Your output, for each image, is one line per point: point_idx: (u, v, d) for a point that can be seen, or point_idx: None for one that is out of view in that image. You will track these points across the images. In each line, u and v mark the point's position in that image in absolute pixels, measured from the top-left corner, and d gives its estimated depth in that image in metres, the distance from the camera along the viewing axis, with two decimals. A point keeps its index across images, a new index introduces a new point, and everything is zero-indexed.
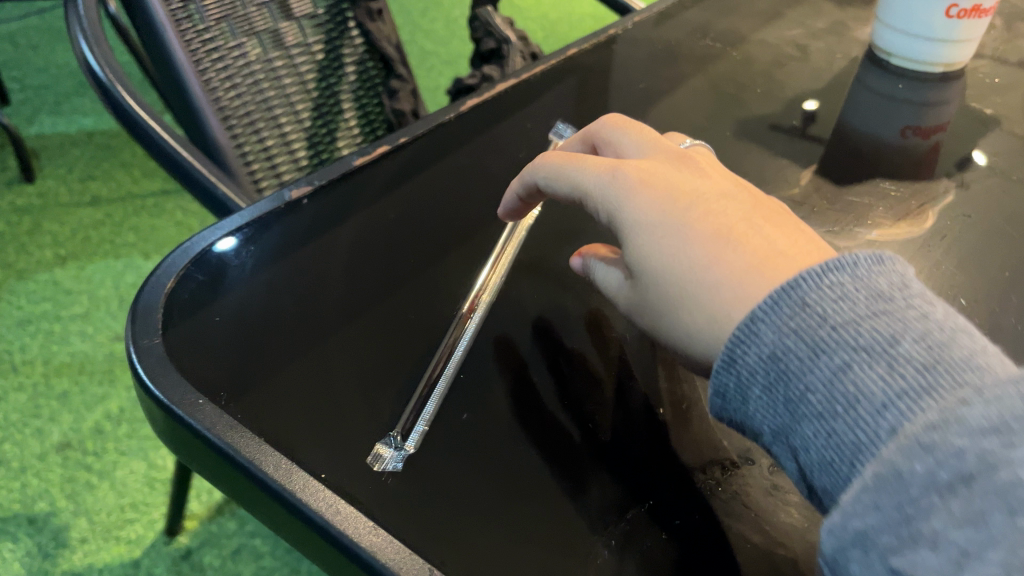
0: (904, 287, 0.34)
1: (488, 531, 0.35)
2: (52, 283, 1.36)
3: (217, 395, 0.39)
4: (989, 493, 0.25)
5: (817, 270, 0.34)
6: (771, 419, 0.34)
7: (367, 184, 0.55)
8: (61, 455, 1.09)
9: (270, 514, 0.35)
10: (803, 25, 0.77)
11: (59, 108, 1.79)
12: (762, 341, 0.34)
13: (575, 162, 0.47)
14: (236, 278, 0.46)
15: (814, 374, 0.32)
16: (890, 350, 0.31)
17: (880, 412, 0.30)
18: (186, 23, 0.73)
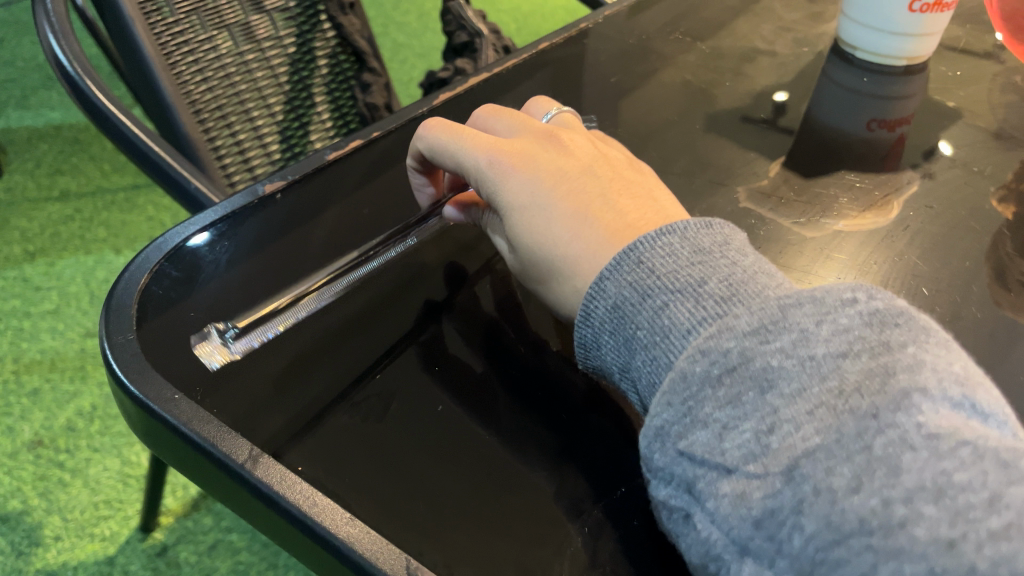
0: (723, 245, 0.41)
1: (461, 522, 0.35)
2: (21, 280, 1.35)
3: (193, 390, 0.39)
4: (746, 379, 0.32)
5: (653, 234, 0.41)
6: (617, 358, 0.40)
7: (340, 179, 0.55)
8: (33, 453, 1.08)
9: (250, 508, 0.36)
10: (771, 19, 0.78)
11: (25, 102, 1.77)
12: (606, 294, 0.40)
13: (455, 138, 0.49)
14: (211, 274, 0.46)
15: (641, 315, 0.38)
16: (698, 289, 0.38)
17: (684, 335, 0.36)
18: (154, 15, 0.72)
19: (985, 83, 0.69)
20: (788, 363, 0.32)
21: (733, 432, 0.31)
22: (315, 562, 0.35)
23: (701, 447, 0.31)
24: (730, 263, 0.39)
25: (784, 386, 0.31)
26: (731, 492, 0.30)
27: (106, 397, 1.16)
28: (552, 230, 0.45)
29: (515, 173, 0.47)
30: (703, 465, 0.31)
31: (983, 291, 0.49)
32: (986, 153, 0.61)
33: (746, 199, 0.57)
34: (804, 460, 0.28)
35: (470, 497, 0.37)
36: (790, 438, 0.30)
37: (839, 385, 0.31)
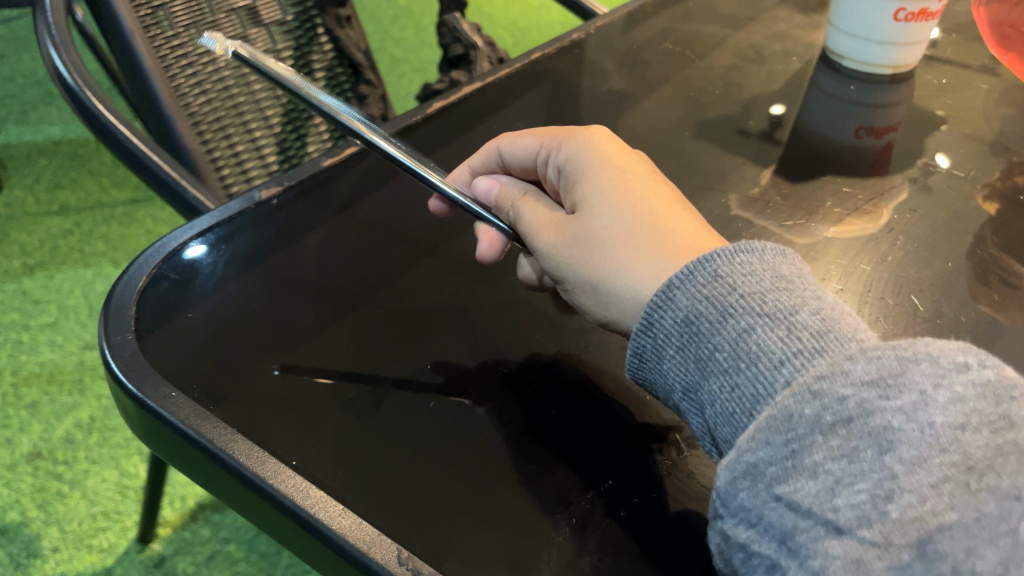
0: (802, 274, 0.39)
1: (455, 518, 0.36)
2: (20, 293, 1.35)
3: (190, 388, 0.40)
4: (864, 436, 0.30)
5: (730, 249, 0.39)
6: (682, 377, 0.38)
7: (336, 185, 0.56)
8: (31, 464, 1.09)
9: (244, 500, 0.36)
10: (762, 30, 0.80)
11: (25, 118, 1.78)
12: (675, 305, 0.39)
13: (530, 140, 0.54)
14: (208, 278, 0.47)
15: (721, 335, 0.37)
16: (789, 317, 0.36)
17: (776, 367, 0.34)
18: (154, 29, 0.74)
19: (971, 91, 0.70)
20: (910, 426, 0.30)
21: (846, 489, 0.29)
22: (308, 554, 0.35)
23: (809, 497, 0.30)
24: (818, 295, 0.37)
25: (903, 451, 0.29)
26: (844, 556, 0.28)
27: (105, 409, 1.16)
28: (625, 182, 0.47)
29: (601, 156, 0.49)
30: (808, 518, 0.29)
31: (970, 292, 0.50)
32: (972, 159, 0.62)
33: (737, 206, 0.58)
34: (939, 536, 0.27)
35: (460, 490, 0.37)
36: (913, 510, 0.28)
37: (963, 459, 0.29)
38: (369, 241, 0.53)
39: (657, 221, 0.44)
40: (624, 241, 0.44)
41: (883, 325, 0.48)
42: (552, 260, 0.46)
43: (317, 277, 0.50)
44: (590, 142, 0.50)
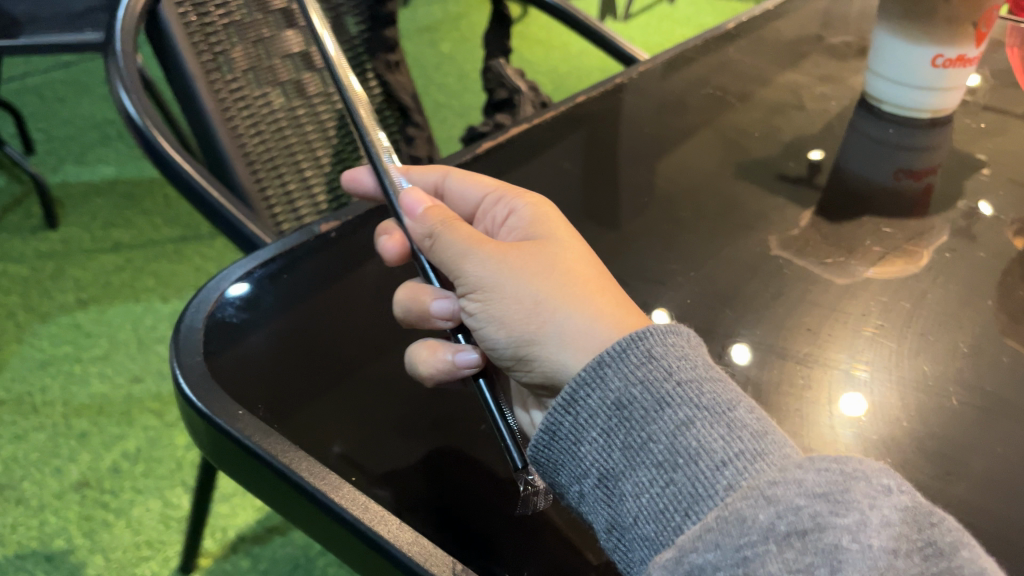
0: (713, 367, 0.41)
1: (498, 530, 0.40)
2: (74, 327, 1.40)
3: (255, 404, 0.45)
4: (817, 551, 0.31)
5: (661, 328, 0.40)
6: (598, 463, 0.38)
7: (387, 216, 0.59)
8: (79, 493, 1.12)
9: (300, 512, 0.37)
10: (798, 75, 0.81)
11: (83, 158, 1.86)
12: (607, 385, 0.39)
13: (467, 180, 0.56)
14: (268, 302, 0.51)
15: (657, 425, 0.37)
16: (726, 413, 0.38)
17: (719, 469, 0.36)
18: (214, 73, 0.77)
19: (1010, 135, 0.70)
20: (855, 546, 0.31)
21: None
22: (361, 568, 0.36)
23: None
24: (741, 393, 0.39)
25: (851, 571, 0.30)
26: None
27: (151, 441, 1.19)
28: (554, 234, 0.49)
29: (544, 210, 0.51)
30: None
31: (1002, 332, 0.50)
32: (1011, 202, 0.62)
33: (776, 246, 0.59)
34: None
35: (507, 508, 0.42)
36: None
37: None
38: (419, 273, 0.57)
39: (598, 273, 0.46)
40: (571, 276, 0.44)
41: (921, 361, 0.49)
42: (489, 266, 0.44)
43: (368, 304, 0.54)
44: (537, 197, 0.52)
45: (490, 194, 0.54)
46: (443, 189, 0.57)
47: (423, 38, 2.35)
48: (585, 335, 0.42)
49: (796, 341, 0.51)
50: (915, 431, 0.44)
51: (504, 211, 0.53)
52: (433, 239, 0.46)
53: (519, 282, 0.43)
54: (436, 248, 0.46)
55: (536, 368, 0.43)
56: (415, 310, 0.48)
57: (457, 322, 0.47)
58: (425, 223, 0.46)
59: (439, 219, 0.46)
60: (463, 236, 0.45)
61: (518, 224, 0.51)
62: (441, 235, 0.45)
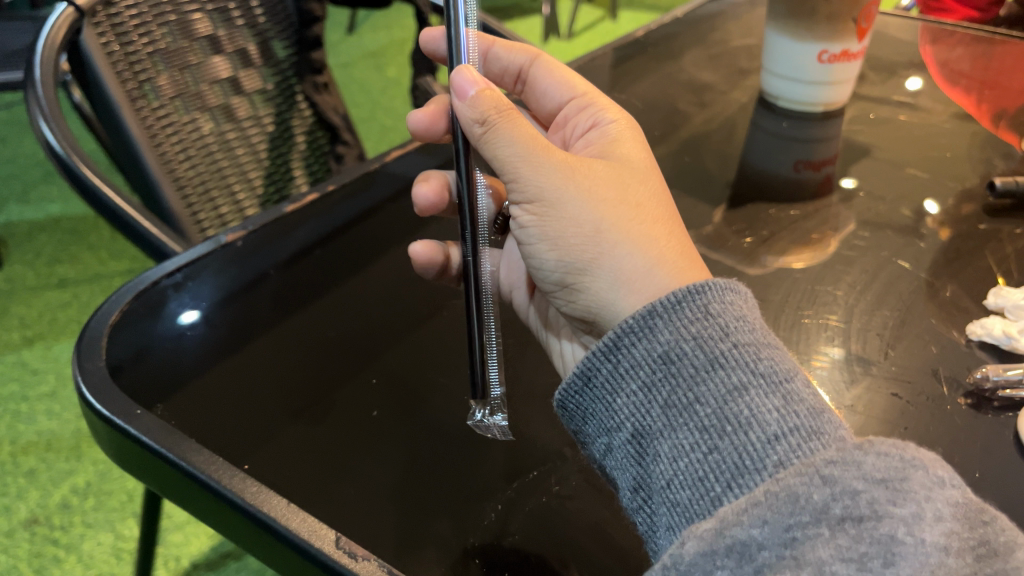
0: (769, 331, 0.39)
1: (392, 506, 0.40)
2: (19, 364, 1.38)
3: (154, 405, 0.45)
4: (872, 541, 0.29)
5: (721, 285, 0.39)
6: (636, 416, 0.37)
7: (298, 229, 0.60)
8: (28, 530, 1.10)
9: (195, 500, 0.38)
10: (705, 77, 0.85)
11: (26, 197, 1.84)
12: (655, 338, 0.37)
13: (558, 74, 0.58)
14: (174, 309, 0.51)
15: (706, 387, 0.36)
16: (783, 383, 0.36)
17: (771, 442, 0.34)
18: (140, 101, 0.77)
19: (902, 123, 0.74)
20: (911, 540, 0.29)
21: None
22: (255, 550, 0.36)
23: None
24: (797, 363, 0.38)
25: (904, 566, 0.28)
26: None
27: (101, 474, 1.18)
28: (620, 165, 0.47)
29: (623, 134, 0.50)
30: None
31: (884, 296, 0.53)
32: (903, 183, 0.65)
33: (689, 240, 0.60)
34: None
35: (403, 483, 0.42)
36: None
37: None
38: (323, 282, 0.57)
39: (669, 213, 0.44)
40: (637, 212, 0.42)
41: (805, 333, 0.50)
42: (553, 183, 0.42)
43: (274, 309, 0.54)
44: (622, 114, 0.52)
45: (578, 98, 0.56)
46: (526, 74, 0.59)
47: (368, 64, 2.37)
48: (645, 276, 0.40)
49: None
50: None
51: (586, 123, 0.54)
52: (489, 129, 0.42)
53: (584, 204, 0.41)
54: (487, 138, 0.42)
55: (582, 297, 0.43)
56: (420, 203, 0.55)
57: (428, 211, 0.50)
58: (476, 108, 0.41)
59: (495, 106, 0.41)
60: (522, 135, 0.42)
61: (597, 138, 0.51)
62: (496, 125, 0.41)
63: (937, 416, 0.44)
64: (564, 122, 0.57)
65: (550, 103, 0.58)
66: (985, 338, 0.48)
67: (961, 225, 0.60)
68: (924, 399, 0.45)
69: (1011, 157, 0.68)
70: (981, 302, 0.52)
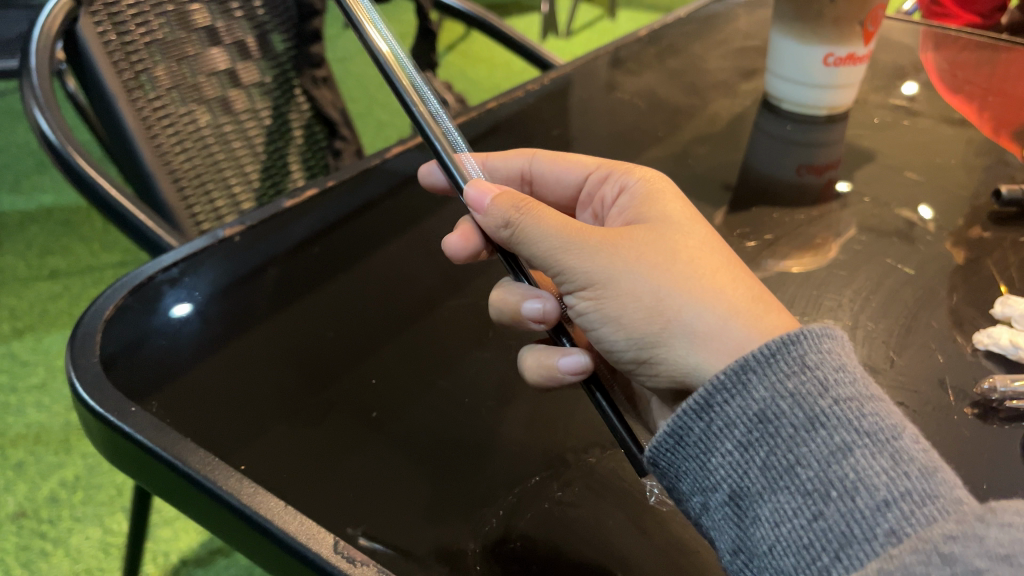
0: (873, 380, 0.36)
1: (396, 513, 0.39)
2: (8, 355, 1.36)
3: (149, 403, 0.44)
4: None
5: (819, 332, 0.36)
6: (732, 477, 0.35)
7: (296, 225, 0.59)
8: (16, 524, 1.09)
9: (190, 501, 0.37)
10: (708, 79, 0.84)
11: (19, 187, 1.83)
12: (750, 394, 0.35)
13: (565, 161, 0.54)
14: (169, 304, 0.51)
15: (808, 448, 0.33)
16: (893, 442, 0.33)
17: (881, 510, 0.32)
18: (136, 91, 0.76)
19: (904, 128, 0.74)
20: None
21: None
22: (254, 556, 0.36)
23: None
24: (907, 418, 0.35)
25: None
26: None
27: (90, 468, 1.17)
28: (673, 215, 0.44)
29: (659, 190, 0.47)
30: None
31: (891, 304, 0.52)
32: (907, 189, 0.65)
33: None
34: None
35: (405, 485, 0.41)
36: None
37: None
38: (321, 276, 0.57)
39: (731, 261, 0.42)
40: (699, 266, 0.40)
41: None
42: (600, 262, 0.40)
43: (272, 303, 0.53)
44: (649, 171, 0.49)
45: (595, 171, 0.52)
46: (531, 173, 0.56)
47: (365, 59, 2.36)
48: (720, 332, 0.38)
49: None
50: None
51: (613, 190, 0.50)
52: (514, 230, 0.42)
53: (641, 274, 0.39)
54: (516, 238, 0.42)
55: (662, 370, 0.40)
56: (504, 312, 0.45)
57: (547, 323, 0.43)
58: (497, 213, 0.42)
59: (512, 205, 0.42)
60: (555, 225, 0.41)
61: (628, 203, 0.48)
62: (520, 222, 0.42)
63: (942, 427, 0.43)
64: (589, 198, 0.53)
65: (568, 186, 0.55)
66: (991, 347, 0.48)
67: (965, 232, 0.60)
68: (930, 409, 0.44)
69: (1015, 165, 0.68)
70: (986, 310, 0.52)
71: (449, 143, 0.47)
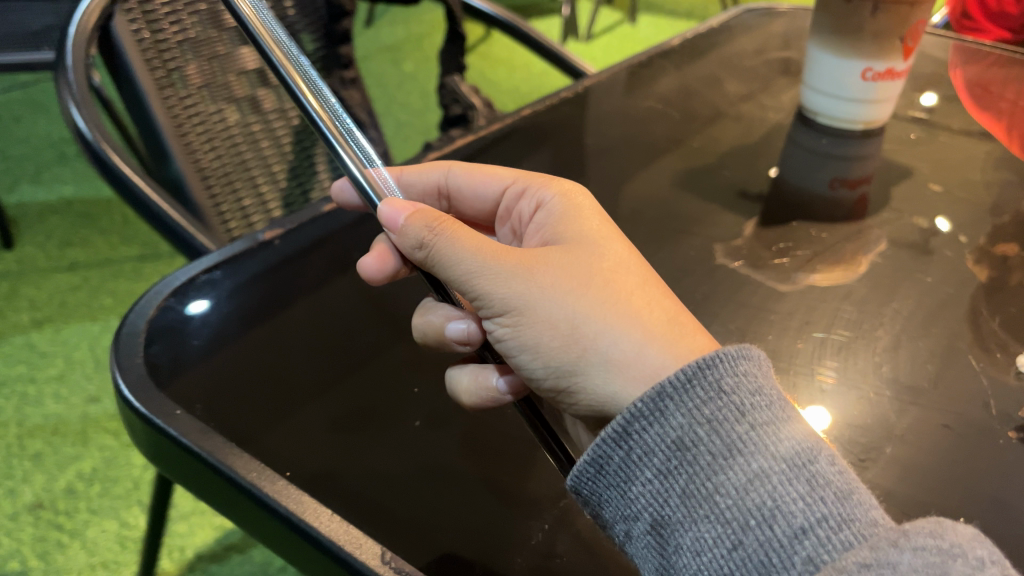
0: (782, 398, 0.37)
1: (440, 526, 0.39)
2: (28, 346, 1.37)
3: (193, 406, 0.44)
4: None
5: (730, 355, 0.37)
6: (651, 506, 0.35)
7: (336, 226, 0.59)
8: (33, 514, 1.09)
9: (235, 506, 0.37)
10: (739, 89, 0.84)
11: (40, 178, 1.84)
12: (668, 422, 0.35)
13: (483, 173, 0.54)
14: (210, 304, 0.50)
15: (726, 476, 0.34)
16: (808, 466, 0.34)
17: (797, 537, 0.33)
18: (168, 89, 0.77)
19: (938, 144, 0.73)
20: None
21: None
22: (301, 565, 0.36)
23: None
24: (819, 436, 0.36)
25: None
26: None
27: (107, 461, 1.17)
28: (588, 232, 0.44)
29: (578, 208, 0.47)
30: None
31: (932, 324, 0.52)
32: (942, 205, 0.64)
33: (723, 256, 0.59)
34: None
35: (449, 497, 0.41)
36: None
37: None
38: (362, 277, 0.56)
39: (645, 280, 0.42)
40: (616, 287, 0.41)
41: (848, 357, 0.49)
42: (514, 286, 0.40)
43: (312, 304, 0.53)
44: (564, 185, 0.49)
45: (512, 185, 0.52)
46: (449, 186, 0.54)
47: (385, 58, 2.36)
48: (637, 360, 0.39)
49: (727, 339, 0.51)
50: (850, 422, 0.45)
51: (530, 205, 0.50)
52: (427, 250, 0.41)
53: (556, 300, 0.39)
54: (430, 259, 0.41)
55: (580, 400, 0.40)
56: (425, 336, 0.45)
57: (473, 345, 0.43)
58: (411, 233, 0.41)
59: (428, 225, 0.41)
60: (468, 247, 0.41)
61: (544, 219, 0.48)
62: (435, 243, 0.41)
63: (985, 449, 0.43)
64: (507, 212, 0.53)
65: (485, 199, 0.54)
66: None
67: (1000, 251, 0.59)
68: (974, 431, 0.44)
69: None
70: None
71: (360, 157, 0.45)
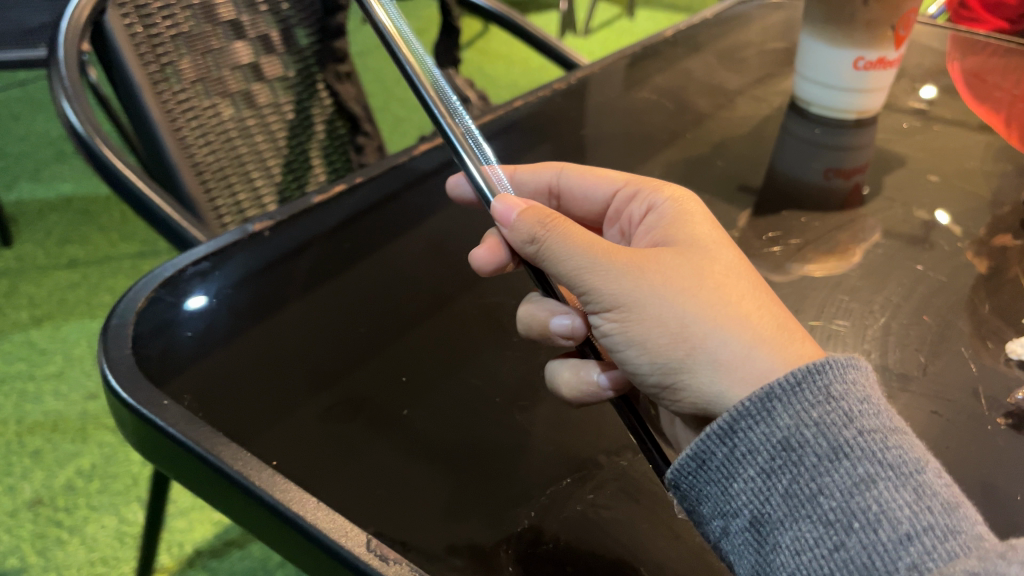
0: (890, 409, 0.37)
1: (425, 512, 0.40)
2: (27, 343, 1.37)
3: (182, 397, 0.44)
4: None
5: (842, 362, 0.37)
6: (751, 504, 0.36)
7: (327, 218, 0.59)
8: (32, 511, 1.09)
9: (221, 494, 0.37)
10: (734, 80, 0.84)
11: (38, 176, 1.84)
12: (774, 422, 0.36)
13: (594, 175, 0.54)
14: (200, 297, 0.51)
15: (832, 477, 0.34)
16: (915, 475, 0.34)
17: (903, 543, 0.32)
18: (161, 84, 0.76)
19: (934, 133, 0.73)
20: None
21: None
22: (285, 551, 0.36)
23: None
24: (926, 449, 0.36)
25: None
26: None
27: (106, 457, 1.17)
28: (700, 238, 0.44)
29: (687, 212, 0.47)
30: None
31: (926, 312, 0.52)
32: (937, 194, 0.64)
33: None
34: None
35: (434, 484, 0.41)
36: None
37: None
38: (350, 269, 0.57)
39: (758, 288, 0.42)
40: (726, 292, 0.40)
41: (839, 345, 0.49)
42: (624, 284, 0.40)
43: (301, 296, 0.53)
44: (675, 190, 0.49)
45: (622, 188, 0.52)
46: (559, 186, 0.55)
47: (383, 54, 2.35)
48: (745, 361, 0.38)
49: None
50: None
51: (641, 209, 0.50)
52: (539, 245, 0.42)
53: (666, 300, 0.39)
54: (542, 254, 0.42)
55: (685, 398, 0.40)
56: (528, 328, 0.46)
57: (575, 340, 0.44)
58: (523, 228, 0.42)
59: (538, 221, 0.42)
60: (578, 244, 0.41)
61: (654, 223, 0.48)
62: (546, 239, 0.42)
63: (977, 435, 0.43)
64: (616, 214, 0.53)
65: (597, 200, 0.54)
66: None
67: (995, 240, 0.59)
68: (964, 417, 0.44)
69: None
70: (1017, 320, 0.51)
71: (472, 149, 0.46)
